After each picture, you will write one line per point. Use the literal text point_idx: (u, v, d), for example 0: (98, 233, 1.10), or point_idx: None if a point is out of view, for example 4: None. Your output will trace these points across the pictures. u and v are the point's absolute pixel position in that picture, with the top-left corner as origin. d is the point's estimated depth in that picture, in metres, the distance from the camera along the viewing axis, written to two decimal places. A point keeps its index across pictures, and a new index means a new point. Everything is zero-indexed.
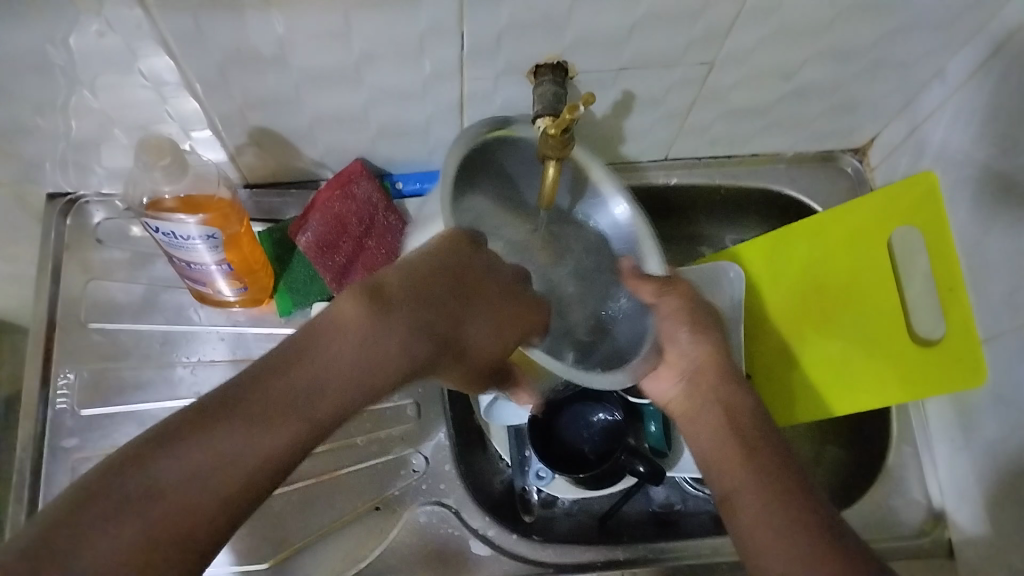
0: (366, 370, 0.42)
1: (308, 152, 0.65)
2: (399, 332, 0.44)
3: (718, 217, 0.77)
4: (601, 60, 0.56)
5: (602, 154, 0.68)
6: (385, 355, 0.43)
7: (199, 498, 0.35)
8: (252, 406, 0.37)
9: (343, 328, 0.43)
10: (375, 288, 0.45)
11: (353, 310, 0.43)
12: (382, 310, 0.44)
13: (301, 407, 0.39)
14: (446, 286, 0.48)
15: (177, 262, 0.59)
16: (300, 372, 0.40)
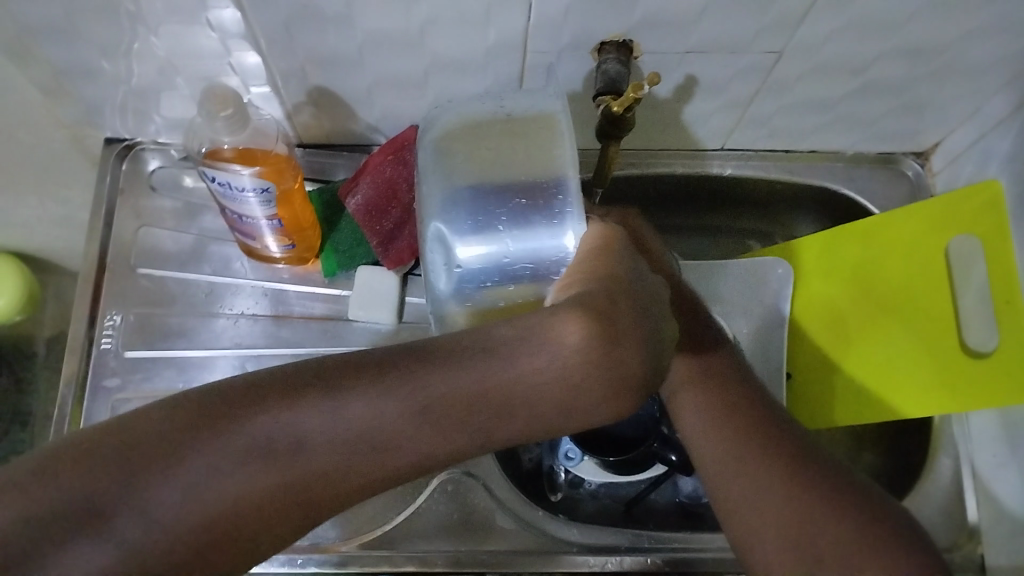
0: (562, 407, 0.36)
1: (363, 115, 0.64)
2: (609, 379, 0.35)
3: (770, 212, 0.75)
4: (667, 41, 0.55)
5: (658, 137, 0.67)
6: (583, 402, 0.36)
7: (336, 466, 0.36)
8: (433, 399, 0.36)
9: (559, 346, 0.35)
10: (607, 309, 0.36)
11: (580, 331, 0.35)
12: (609, 342, 0.35)
13: (477, 417, 0.37)
14: (653, 318, 0.38)
15: (229, 214, 0.60)
16: (488, 378, 0.36)
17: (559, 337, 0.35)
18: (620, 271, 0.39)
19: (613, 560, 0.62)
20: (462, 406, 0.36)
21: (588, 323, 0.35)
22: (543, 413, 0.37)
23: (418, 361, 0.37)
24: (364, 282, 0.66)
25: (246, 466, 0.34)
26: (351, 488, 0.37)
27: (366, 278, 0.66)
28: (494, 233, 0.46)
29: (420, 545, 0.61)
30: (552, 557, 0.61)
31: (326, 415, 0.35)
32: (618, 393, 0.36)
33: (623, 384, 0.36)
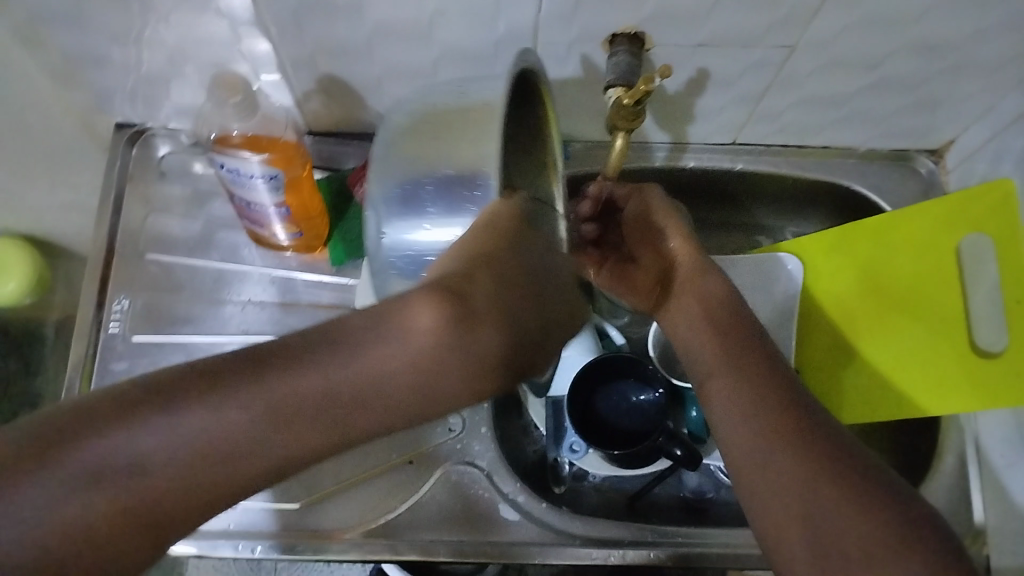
0: (417, 388, 0.39)
1: (373, 104, 0.64)
2: (465, 357, 0.39)
3: (781, 208, 0.75)
4: (679, 35, 0.54)
5: (669, 130, 0.67)
6: (439, 379, 0.39)
7: (183, 482, 0.34)
8: (279, 398, 0.36)
9: (409, 331, 0.38)
10: (459, 290, 0.39)
11: (431, 317, 0.38)
12: (460, 321, 0.38)
13: (338, 415, 0.37)
14: (517, 297, 0.41)
15: (237, 201, 0.59)
16: (342, 374, 0.37)
17: (411, 326, 0.38)
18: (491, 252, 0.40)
19: (616, 554, 0.61)
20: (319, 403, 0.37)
21: (440, 307, 0.38)
22: (396, 399, 0.39)
23: (268, 364, 0.36)
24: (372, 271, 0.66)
25: (80, 494, 0.32)
26: (198, 505, 0.35)
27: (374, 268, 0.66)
28: (417, 215, 0.43)
29: (423, 534, 0.61)
30: (556, 548, 0.61)
31: (166, 429, 0.33)
32: (483, 366, 0.40)
33: (478, 361, 0.39)
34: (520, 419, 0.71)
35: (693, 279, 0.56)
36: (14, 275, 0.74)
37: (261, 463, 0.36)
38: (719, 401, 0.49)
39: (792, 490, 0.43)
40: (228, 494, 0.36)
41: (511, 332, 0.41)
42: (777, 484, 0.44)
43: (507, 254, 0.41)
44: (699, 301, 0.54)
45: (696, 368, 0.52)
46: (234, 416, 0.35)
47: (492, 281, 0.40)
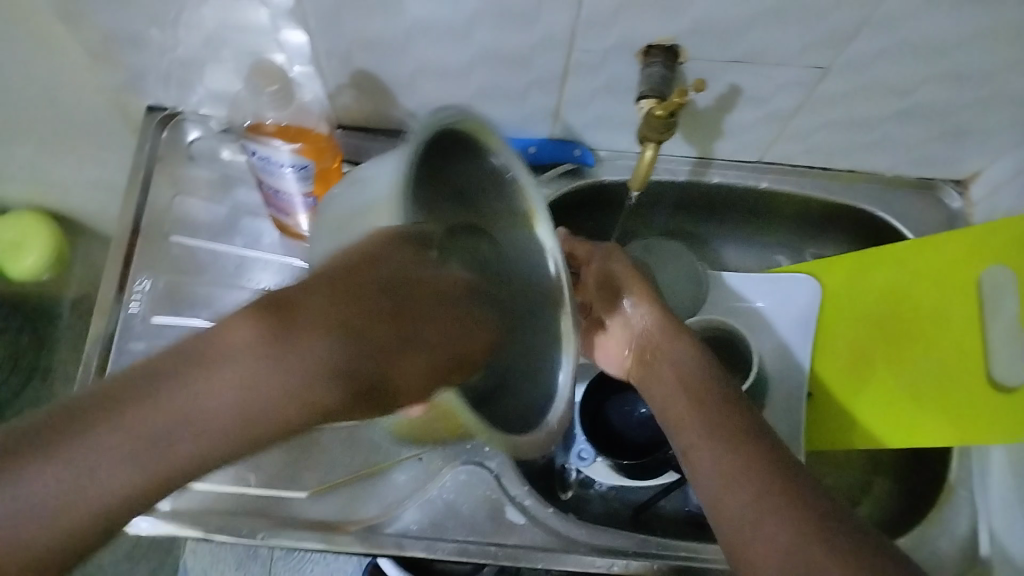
0: (249, 413, 0.34)
1: (403, 102, 0.65)
2: (301, 367, 0.35)
3: (803, 231, 0.74)
4: (714, 49, 0.54)
5: (696, 144, 0.67)
6: (273, 395, 0.34)
7: None
8: (82, 450, 0.30)
9: (227, 351, 0.34)
10: (285, 299, 0.36)
11: (248, 332, 0.34)
12: (284, 331, 0.35)
13: (139, 457, 0.31)
14: (368, 302, 0.38)
15: (265, 189, 0.60)
16: (161, 407, 0.32)
17: (224, 340, 0.34)
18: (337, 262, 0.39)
19: (618, 563, 0.62)
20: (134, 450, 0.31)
21: (258, 318, 0.35)
22: (227, 428, 0.33)
23: (70, 416, 0.30)
24: None
25: None
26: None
27: None
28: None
29: (429, 531, 0.61)
30: (560, 554, 0.61)
31: None
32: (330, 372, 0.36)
33: (317, 368, 0.35)
34: None
35: (662, 347, 0.57)
36: (36, 236, 0.78)
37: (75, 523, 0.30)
38: (700, 453, 0.50)
39: (774, 535, 0.43)
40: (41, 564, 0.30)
41: (357, 337, 0.37)
42: (761, 525, 0.44)
43: (355, 266, 0.38)
44: (668, 362, 0.56)
45: (672, 421, 0.53)
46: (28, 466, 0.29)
47: (326, 289, 0.37)
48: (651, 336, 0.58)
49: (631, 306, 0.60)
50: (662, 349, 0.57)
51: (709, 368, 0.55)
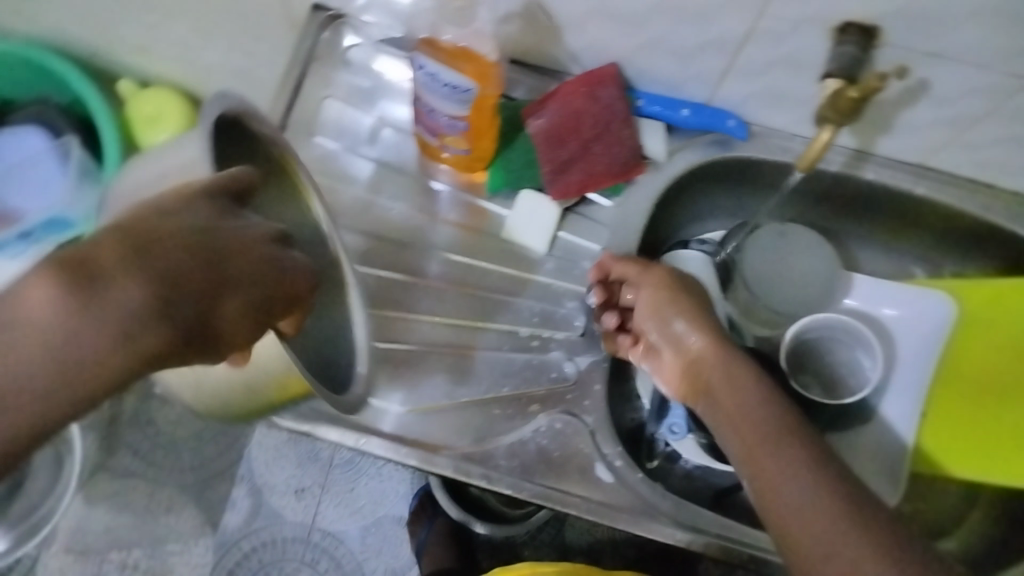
0: (59, 369, 0.34)
1: (568, 41, 0.63)
2: (101, 326, 0.34)
3: (945, 247, 0.71)
4: (915, 38, 0.52)
5: (859, 135, 0.64)
6: (85, 349, 0.34)
7: None
8: None
9: (23, 317, 0.34)
10: (83, 258, 0.35)
11: (42, 295, 0.34)
12: (83, 291, 0.34)
13: None
14: (173, 255, 0.37)
15: (421, 104, 0.60)
16: None
17: (21, 304, 0.34)
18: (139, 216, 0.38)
19: (699, 541, 0.61)
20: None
21: (51, 278, 0.34)
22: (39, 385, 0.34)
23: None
24: (525, 210, 0.67)
25: None
26: None
27: (528, 204, 0.66)
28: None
29: (517, 469, 0.62)
30: (644, 520, 0.61)
31: None
32: (130, 335, 0.35)
33: (121, 323, 0.35)
34: (627, 386, 0.71)
35: (716, 375, 0.52)
36: (173, 113, 0.80)
37: None
38: (767, 465, 0.47)
39: (847, 542, 0.42)
40: None
41: (164, 284, 0.36)
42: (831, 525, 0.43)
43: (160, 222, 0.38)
44: (721, 377, 0.52)
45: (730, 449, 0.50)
46: None
47: (123, 244, 0.36)
48: (699, 353, 0.54)
49: (680, 326, 0.55)
50: (718, 377, 0.52)
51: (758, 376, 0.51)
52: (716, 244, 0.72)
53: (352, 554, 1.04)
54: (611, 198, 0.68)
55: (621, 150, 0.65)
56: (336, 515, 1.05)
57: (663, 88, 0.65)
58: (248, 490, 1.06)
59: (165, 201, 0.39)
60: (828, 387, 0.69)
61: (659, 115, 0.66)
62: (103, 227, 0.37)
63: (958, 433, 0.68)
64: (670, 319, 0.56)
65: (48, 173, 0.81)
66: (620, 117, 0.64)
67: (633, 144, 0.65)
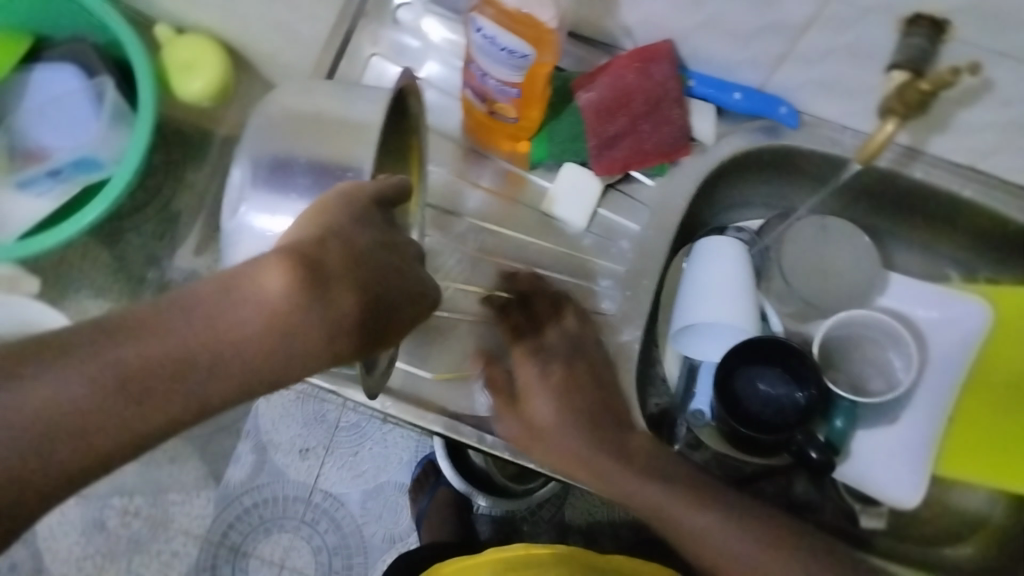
0: (274, 353, 0.37)
1: (623, 14, 0.61)
2: (328, 320, 0.38)
3: (985, 254, 0.70)
4: (987, 36, 0.50)
5: (911, 130, 0.63)
6: (308, 340, 0.37)
7: (106, 439, 0.34)
8: (150, 378, 0.35)
9: (257, 298, 0.36)
10: (314, 257, 0.38)
11: (278, 281, 0.36)
12: (314, 286, 0.37)
13: (199, 384, 0.36)
14: (377, 263, 0.42)
15: (472, 67, 0.59)
16: (211, 335, 0.35)
17: (258, 287, 0.36)
18: (351, 220, 0.42)
19: None
20: (167, 369, 0.35)
21: (288, 270, 0.37)
22: (258, 365, 0.36)
23: (104, 331, 0.35)
24: (566, 181, 0.66)
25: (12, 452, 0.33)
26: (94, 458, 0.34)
27: (568, 177, 0.66)
28: (282, 201, 0.55)
29: None
30: None
31: (55, 379, 0.33)
32: (335, 340, 0.38)
33: (337, 324, 0.38)
34: (652, 367, 0.71)
35: (580, 451, 0.55)
36: (209, 62, 0.78)
37: (156, 424, 0.35)
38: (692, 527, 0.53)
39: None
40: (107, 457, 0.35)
41: (368, 293, 0.40)
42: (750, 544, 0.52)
43: (369, 223, 0.43)
44: (579, 460, 0.55)
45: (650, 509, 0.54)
46: (88, 371, 0.34)
47: (350, 252, 0.40)
48: (552, 431, 0.56)
49: (544, 404, 0.56)
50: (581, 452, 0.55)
51: (598, 441, 0.55)
52: (753, 233, 0.71)
53: (352, 517, 1.04)
54: (654, 177, 0.67)
55: (670, 129, 0.64)
56: (339, 477, 1.05)
57: (716, 70, 0.64)
58: (253, 446, 1.05)
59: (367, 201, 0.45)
60: (855, 385, 0.68)
61: (710, 97, 0.65)
62: (331, 217, 0.42)
63: (969, 437, 0.68)
64: (538, 403, 0.56)
65: (79, 113, 0.80)
66: (672, 96, 0.63)
67: (683, 124, 0.64)
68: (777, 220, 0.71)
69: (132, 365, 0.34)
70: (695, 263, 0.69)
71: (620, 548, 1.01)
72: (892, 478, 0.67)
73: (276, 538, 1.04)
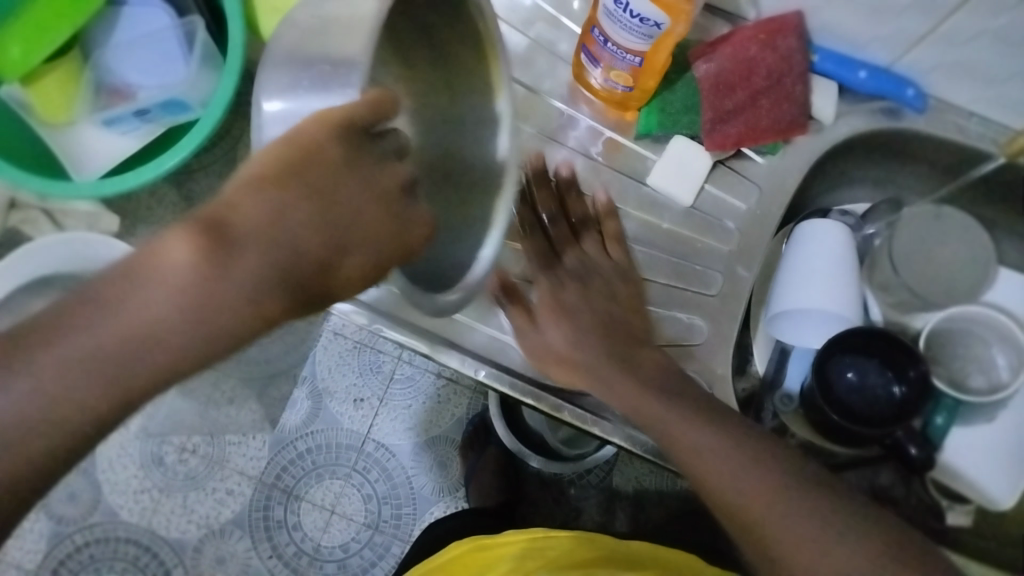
0: (191, 321, 0.38)
1: None
2: (242, 281, 0.38)
3: None
4: None
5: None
6: (225, 304, 0.38)
7: (54, 434, 0.36)
8: (76, 368, 0.36)
9: (164, 269, 0.37)
10: (219, 219, 0.39)
11: (181, 252, 0.38)
12: (218, 249, 0.38)
13: (126, 365, 0.37)
14: (303, 204, 0.40)
15: (595, 33, 0.57)
16: (127, 314, 0.37)
17: (165, 260, 0.38)
18: (274, 158, 0.41)
19: None
20: (86, 362, 0.36)
21: (190, 239, 0.38)
22: (181, 338, 0.37)
23: (24, 336, 0.37)
24: (674, 153, 0.64)
25: None
26: (46, 455, 0.36)
27: (677, 150, 0.64)
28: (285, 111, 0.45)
29: None
30: None
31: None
32: (257, 299, 0.39)
33: (254, 283, 0.39)
34: (743, 352, 0.71)
35: (594, 370, 0.52)
36: None
37: (98, 411, 0.37)
38: (700, 457, 0.48)
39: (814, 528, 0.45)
40: (62, 454, 0.36)
41: (288, 242, 0.40)
42: (736, 466, 0.47)
43: (308, 161, 0.41)
44: (592, 378, 0.52)
45: (666, 439, 0.50)
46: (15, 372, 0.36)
47: (264, 203, 0.39)
48: (567, 353, 0.53)
49: (547, 332, 0.54)
50: (604, 381, 0.52)
51: (613, 347, 0.53)
52: (857, 218, 0.69)
53: (403, 468, 1.00)
54: (766, 155, 0.65)
55: (789, 106, 0.62)
56: (393, 428, 1.00)
57: (844, 45, 0.61)
58: (309, 392, 0.99)
59: (331, 123, 0.42)
60: (955, 384, 0.64)
61: (832, 74, 0.62)
62: (252, 159, 0.41)
63: None
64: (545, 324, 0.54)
65: (168, 50, 0.77)
66: (796, 71, 0.61)
67: (803, 101, 0.62)
68: (886, 206, 0.68)
69: (50, 365, 0.36)
70: (795, 246, 0.67)
71: (665, 516, 0.98)
72: (988, 475, 0.63)
73: (328, 484, 0.99)
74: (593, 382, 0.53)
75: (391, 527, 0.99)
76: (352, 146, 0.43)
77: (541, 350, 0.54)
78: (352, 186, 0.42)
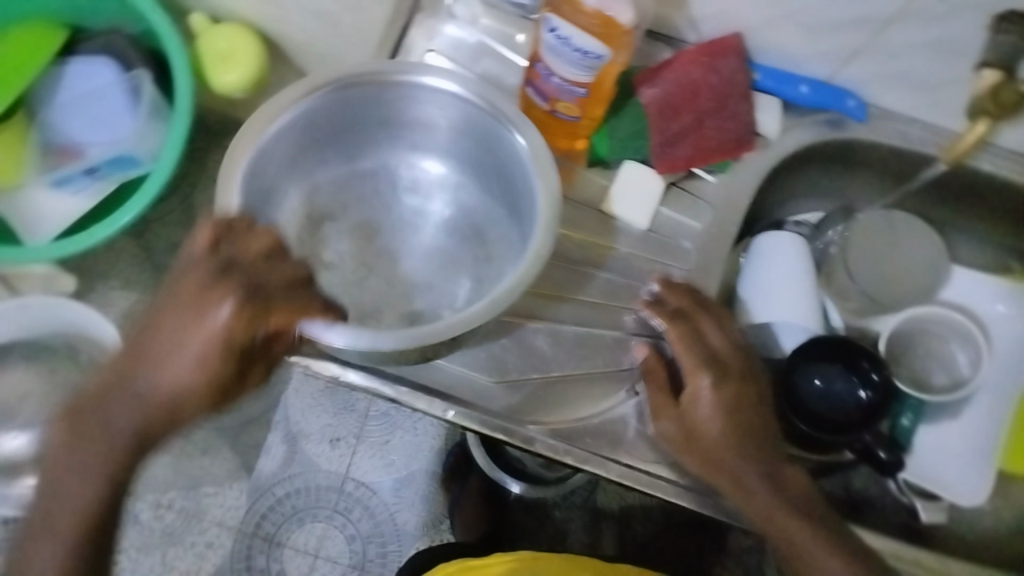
0: (80, 467, 0.52)
1: (693, 7, 0.60)
2: (95, 429, 0.52)
3: None
4: None
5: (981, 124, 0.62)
6: (92, 447, 0.52)
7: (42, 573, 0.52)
8: (43, 525, 0.53)
9: (59, 443, 0.53)
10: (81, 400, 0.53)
11: (64, 429, 0.53)
12: (75, 421, 0.53)
13: (61, 512, 0.52)
14: (126, 357, 0.52)
15: (539, 66, 0.57)
16: (52, 480, 0.53)
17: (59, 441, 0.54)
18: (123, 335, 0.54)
19: None
20: (44, 518, 0.53)
21: (65, 424, 0.53)
22: (79, 482, 0.52)
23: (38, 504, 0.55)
24: (627, 177, 0.64)
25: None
26: None
27: (630, 174, 0.64)
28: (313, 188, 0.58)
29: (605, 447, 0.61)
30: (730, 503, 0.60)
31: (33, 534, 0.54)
32: (111, 434, 0.52)
33: (105, 428, 0.52)
34: None
35: (738, 469, 0.55)
36: (247, 52, 0.76)
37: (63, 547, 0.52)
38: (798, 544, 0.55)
39: None
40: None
41: (118, 387, 0.52)
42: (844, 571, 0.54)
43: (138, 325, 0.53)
44: (736, 473, 0.55)
45: (764, 518, 0.55)
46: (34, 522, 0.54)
47: (107, 372, 0.53)
48: (719, 450, 0.55)
49: (704, 413, 0.55)
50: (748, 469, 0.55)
51: (763, 452, 0.56)
52: (812, 227, 0.70)
53: (385, 505, 0.98)
54: (716, 173, 0.66)
55: (735, 125, 0.63)
56: (371, 466, 0.99)
57: (784, 62, 0.63)
58: (283, 437, 0.99)
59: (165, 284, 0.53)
60: (919, 384, 0.67)
61: (775, 91, 0.64)
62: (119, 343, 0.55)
63: None
64: (697, 403, 0.56)
65: (115, 105, 0.77)
66: (739, 91, 0.62)
67: (748, 120, 0.63)
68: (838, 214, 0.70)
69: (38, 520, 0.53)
70: (755, 259, 0.67)
71: (650, 534, 0.98)
72: (957, 478, 0.66)
73: (309, 528, 0.97)
74: (732, 473, 0.55)
75: (376, 566, 0.96)
76: (167, 285, 0.52)
77: (685, 430, 0.56)
78: (160, 320, 0.52)
